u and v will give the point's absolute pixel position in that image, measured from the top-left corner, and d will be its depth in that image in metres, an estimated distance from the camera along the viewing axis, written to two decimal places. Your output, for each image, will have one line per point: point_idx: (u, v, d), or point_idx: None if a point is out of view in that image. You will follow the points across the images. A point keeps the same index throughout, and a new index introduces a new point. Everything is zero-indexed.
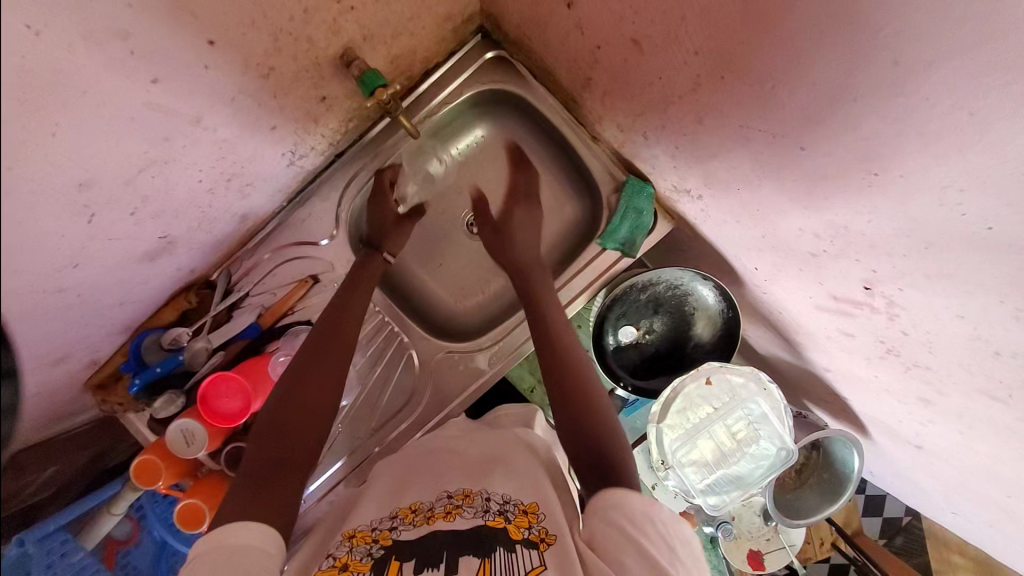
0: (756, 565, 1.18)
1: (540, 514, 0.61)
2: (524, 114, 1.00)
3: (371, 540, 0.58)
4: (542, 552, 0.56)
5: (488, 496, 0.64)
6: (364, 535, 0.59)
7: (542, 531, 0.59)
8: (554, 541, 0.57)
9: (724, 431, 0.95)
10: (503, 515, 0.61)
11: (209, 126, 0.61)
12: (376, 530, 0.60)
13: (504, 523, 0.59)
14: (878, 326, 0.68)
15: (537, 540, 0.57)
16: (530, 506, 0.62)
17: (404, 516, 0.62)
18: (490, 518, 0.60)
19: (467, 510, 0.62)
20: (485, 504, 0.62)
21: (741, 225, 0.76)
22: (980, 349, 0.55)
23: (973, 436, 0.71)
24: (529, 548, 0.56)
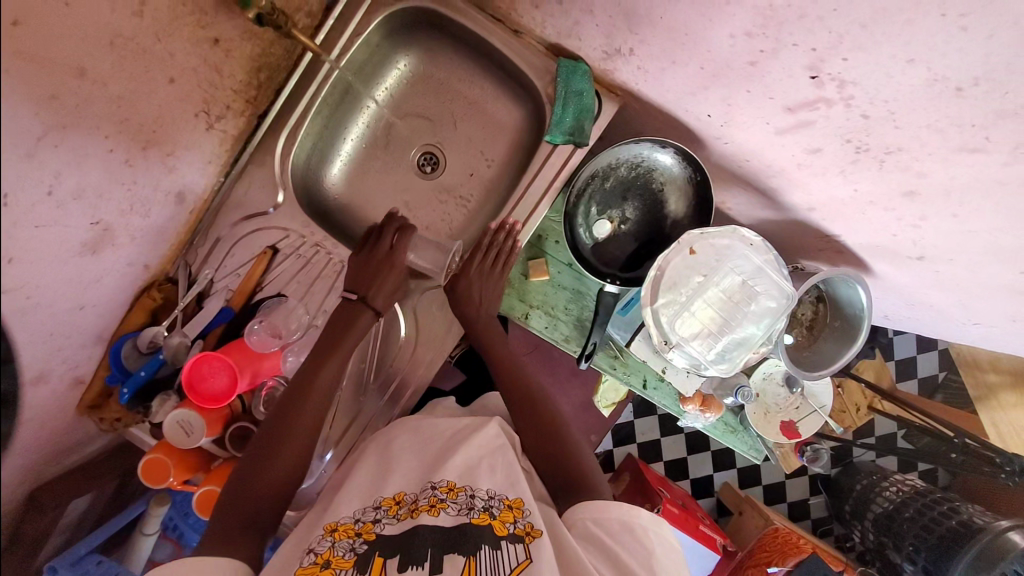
0: (791, 435, 1.16)
1: (525, 509, 0.69)
2: (443, 31, 0.95)
3: (353, 534, 0.68)
4: (526, 546, 0.64)
5: (472, 493, 0.72)
6: (346, 528, 0.68)
7: (525, 525, 0.67)
8: (538, 534, 0.65)
9: (722, 298, 0.91)
10: (487, 511, 0.69)
11: (96, 79, 0.58)
12: (359, 522, 0.70)
13: (489, 519, 0.68)
14: (840, 121, 0.64)
15: (520, 534, 0.66)
16: (514, 502, 0.71)
17: (388, 507, 0.72)
18: (474, 514, 0.68)
19: (450, 506, 0.70)
20: (469, 501, 0.70)
21: (679, 65, 0.72)
22: (941, 90, 0.52)
23: (967, 213, 0.67)
24: (513, 543, 0.65)
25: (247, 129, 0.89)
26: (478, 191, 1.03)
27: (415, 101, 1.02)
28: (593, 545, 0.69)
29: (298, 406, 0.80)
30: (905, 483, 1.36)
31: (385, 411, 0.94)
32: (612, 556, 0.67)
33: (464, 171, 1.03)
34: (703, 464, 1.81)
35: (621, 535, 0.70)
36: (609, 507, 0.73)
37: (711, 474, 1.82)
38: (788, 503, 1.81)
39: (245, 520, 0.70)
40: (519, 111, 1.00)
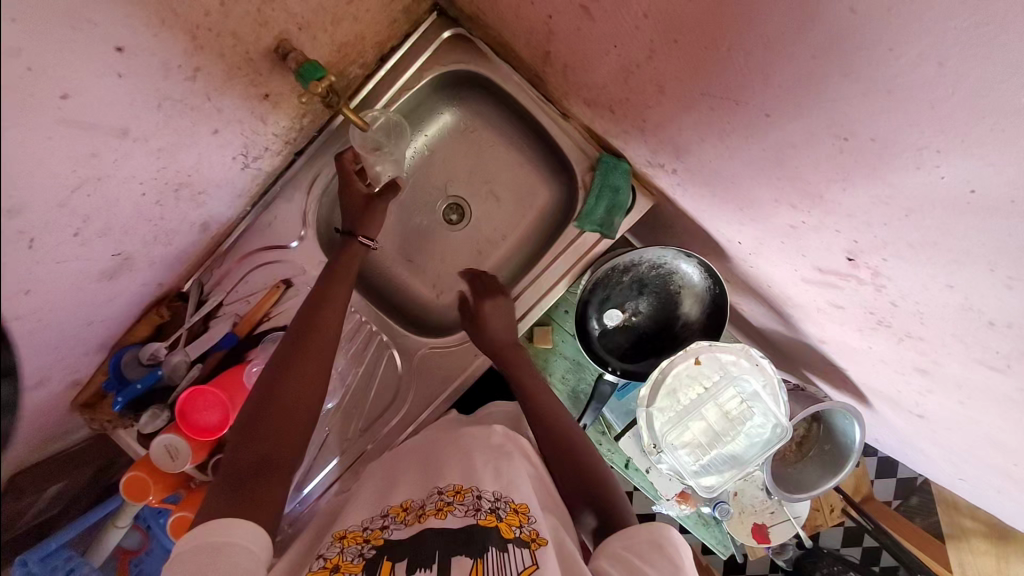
0: (760, 539, 1.17)
1: (531, 514, 0.66)
2: (494, 97, 0.94)
3: (362, 540, 0.64)
4: (532, 551, 0.60)
5: (479, 493, 0.68)
6: (354, 536, 0.65)
7: (531, 532, 0.63)
8: (544, 542, 0.62)
9: (718, 412, 0.92)
10: (495, 512, 0.65)
11: (139, 137, 0.57)
12: (366, 530, 0.66)
13: (496, 521, 0.63)
14: (867, 297, 0.64)
15: (527, 539, 0.62)
16: (521, 507, 0.67)
17: (396, 514, 0.68)
18: (481, 516, 0.64)
19: (457, 508, 0.66)
20: (476, 502, 0.66)
21: (719, 199, 0.71)
22: (974, 318, 0.51)
23: (974, 406, 0.67)
24: (520, 547, 0.60)
25: (281, 164, 0.89)
26: (497, 254, 1.03)
27: (451, 155, 1.01)
28: (620, 563, 0.62)
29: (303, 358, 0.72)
30: None
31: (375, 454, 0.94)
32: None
33: (487, 232, 1.03)
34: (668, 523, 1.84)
35: (652, 556, 0.62)
36: (638, 529, 0.65)
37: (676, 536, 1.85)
38: None
39: (256, 469, 0.62)
40: (552, 186, 0.99)
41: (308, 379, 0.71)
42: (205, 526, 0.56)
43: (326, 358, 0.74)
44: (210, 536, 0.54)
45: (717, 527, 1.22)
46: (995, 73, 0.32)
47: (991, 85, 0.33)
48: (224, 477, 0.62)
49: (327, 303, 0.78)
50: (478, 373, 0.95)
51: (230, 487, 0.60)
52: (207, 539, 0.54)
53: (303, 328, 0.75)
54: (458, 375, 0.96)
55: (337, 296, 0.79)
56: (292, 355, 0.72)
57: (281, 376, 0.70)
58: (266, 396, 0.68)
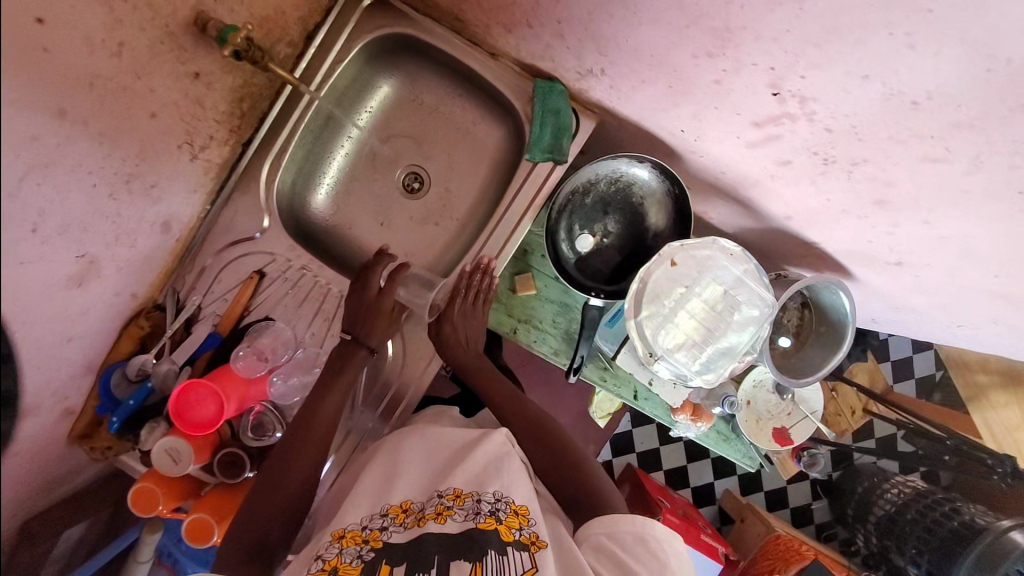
0: (784, 442, 1.16)
1: (530, 517, 0.71)
2: (425, 56, 0.97)
3: (361, 540, 0.69)
4: (531, 554, 0.66)
5: (479, 497, 0.72)
6: (353, 535, 0.70)
7: (530, 534, 0.68)
8: (544, 545, 0.68)
9: (705, 307, 0.92)
10: (494, 514, 0.70)
11: (77, 119, 0.59)
12: (366, 529, 0.71)
13: (495, 523, 0.69)
14: (805, 134, 0.66)
15: (526, 542, 0.67)
16: (520, 509, 0.71)
17: (396, 514, 0.72)
18: (480, 519, 0.69)
19: (457, 512, 0.70)
20: (475, 506, 0.71)
21: (648, 83, 0.74)
22: (898, 104, 0.53)
23: (937, 220, 0.68)
24: (519, 550, 0.66)
25: (233, 156, 0.91)
26: (461, 209, 1.05)
27: (397, 124, 1.04)
28: (606, 558, 0.70)
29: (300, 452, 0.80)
30: (906, 485, 1.34)
31: (383, 420, 0.94)
32: (622, 566, 0.69)
33: (448, 189, 1.05)
34: (702, 471, 1.81)
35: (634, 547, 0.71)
36: (621, 519, 0.73)
37: (712, 482, 1.82)
38: (790, 508, 1.80)
39: (248, 557, 0.72)
40: (500, 131, 1.02)
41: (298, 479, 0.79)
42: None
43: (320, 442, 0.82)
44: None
45: (739, 441, 1.21)
46: None
47: None
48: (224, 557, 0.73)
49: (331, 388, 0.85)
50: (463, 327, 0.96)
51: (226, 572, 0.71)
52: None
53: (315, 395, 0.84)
54: None
55: (337, 383, 0.85)
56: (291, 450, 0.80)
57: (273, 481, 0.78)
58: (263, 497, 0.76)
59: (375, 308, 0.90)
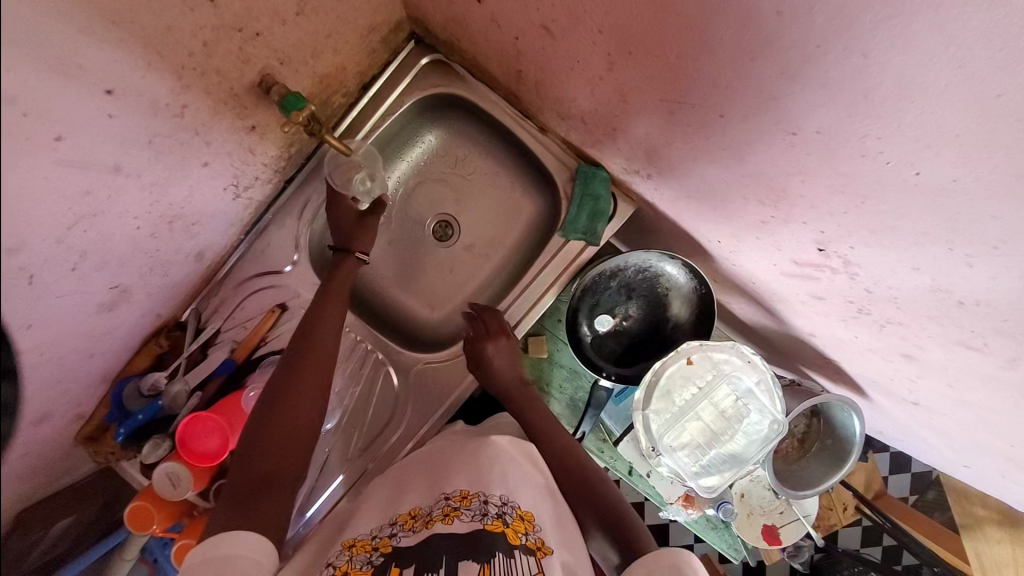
0: (771, 540, 1.16)
1: (536, 523, 0.69)
2: (474, 117, 0.98)
3: (371, 549, 0.66)
4: (538, 559, 0.63)
5: (485, 499, 0.70)
6: (363, 544, 0.67)
7: (537, 540, 0.66)
8: (550, 552, 0.65)
9: (714, 411, 0.92)
10: (501, 517, 0.67)
11: (131, 173, 0.60)
12: (375, 538, 0.68)
13: (502, 526, 0.66)
14: (842, 286, 0.65)
15: (532, 547, 0.65)
16: (526, 514, 0.70)
17: (403, 522, 0.69)
18: (488, 520, 0.66)
19: (464, 513, 0.67)
20: (483, 507, 0.68)
21: (693, 200, 0.73)
22: (944, 298, 0.52)
23: (962, 388, 0.68)
24: (526, 553, 0.63)
25: (272, 192, 0.92)
26: (487, 267, 1.05)
27: (437, 174, 1.04)
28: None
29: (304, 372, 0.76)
30: None
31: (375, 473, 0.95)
32: None
33: (476, 246, 1.05)
34: (684, 533, 1.82)
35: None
36: (659, 553, 0.67)
37: (691, 545, 1.82)
38: None
39: (260, 485, 0.66)
40: (536, 198, 1.02)
41: (302, 404, 0.73)
42: (212, 539, 0.58)
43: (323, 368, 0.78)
44: (217, 551, 0.57)
45: (727, 531, 1.20)
46: (914, 58, 0.34)
47: (918, 67, 0.34)
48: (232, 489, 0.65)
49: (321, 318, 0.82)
50: (472, 385, 0.97)
51: (232, 502, 0.63)
52: (215, 552, 0.57)
53: (299, 353, 0.77)
54: (453, 388, 0.97)
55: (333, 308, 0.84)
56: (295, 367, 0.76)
57: (275, 405, 0.72)
58: (263, 420, 0.71)
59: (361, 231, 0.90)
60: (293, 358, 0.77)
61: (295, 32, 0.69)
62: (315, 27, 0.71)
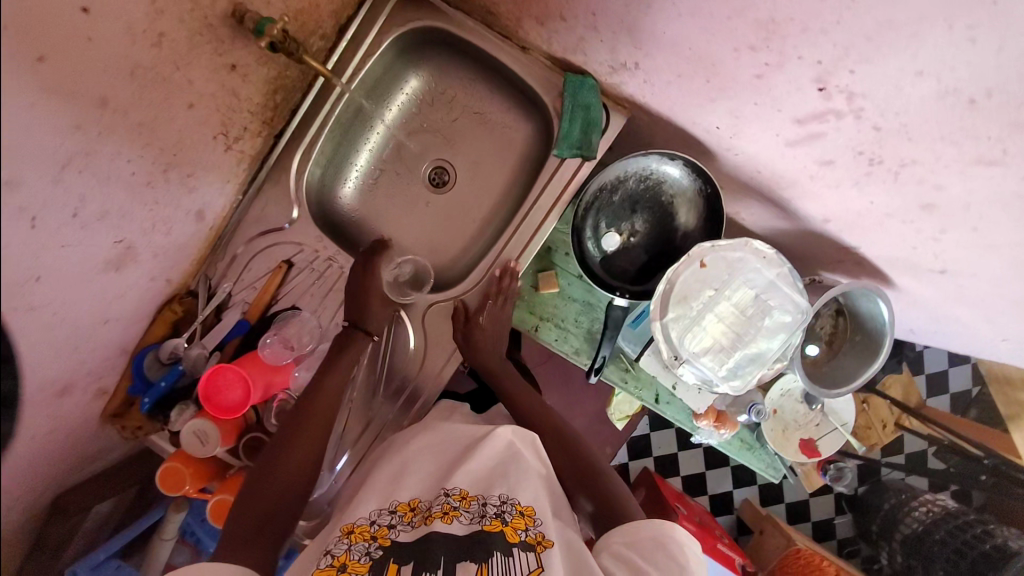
0: (811, 453, 1.13)
1: (536, 517, 0.70)
2: (455, 49, 0.97)
3: (369, 537, 0.68)
4: (538, 554, 0.65)
5: (485, 500, 0.71)
6: (362, 530, 0.69)
7: (537, 534, 0.68)
8: (550, 544, 0.67)
9: (734, 312, 0.90)
10: (500, 516, 0.69)
11: (118, 108, 0.61)
12: (374, 525, 0.70)
13: (502, 525, 0.68)
14: (850, 133, 0.63)
15: (532, 542, 0.66)
16: (526, 509, 0.70)
17: (403, 513, 0.72)
18: (487, 521, 0.68)
19: (463, 514, 0.70)
20: (481, 508, 0.70)
21: (685, 78, 0.71)
22: (954, 102, 0.51)
23: (989, 229, 0.65)
24: (525, 551, 0.65)
25: (264, 148, 0.92)
26: (487, 204, 1.05)
27: (426, 117, 1.04)
28: (625, 563, 0.69)
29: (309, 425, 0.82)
30: (935, 504, 1.29)
31: (398, 416, 0.95)
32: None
33: (473, 185, 1.05)
34: (722, 480, 1.78)
35: (654, 552, 0.69)
36: (640, 526, 0.72)
37: (731, 490, 1.79)
38: (812, 522, 1.75)
39: (257, 527, 0.71)
40: (528, 126, 1.01)
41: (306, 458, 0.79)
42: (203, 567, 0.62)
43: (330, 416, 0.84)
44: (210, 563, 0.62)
45: (763, 450, 1.18)
46: None
47: None
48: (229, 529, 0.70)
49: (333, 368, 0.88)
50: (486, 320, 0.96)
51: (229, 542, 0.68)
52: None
53: (307, 402, 0.84)
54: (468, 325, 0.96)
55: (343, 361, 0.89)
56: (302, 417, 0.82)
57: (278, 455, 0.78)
58: (269, 467, 0.77)
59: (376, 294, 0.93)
60: (300, 407, 0.83)
61: None
62: None
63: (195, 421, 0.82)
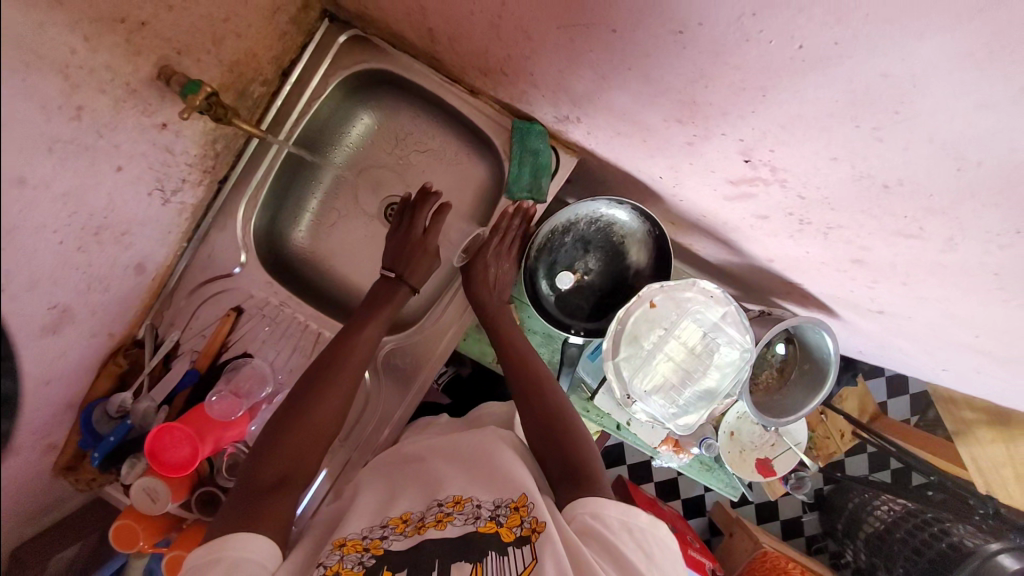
0: (767, 472, 1.17)
1: (530, 506, 0.69)
2: (403, 91, 0.96)
3: (362, 549, 0.67)
4: (532, 545, 0.64)
5: (478, 502, 0.72)
6: (354, 543, 0.68)
7: (531, 523, 0.67)
8: (543, 528, 0.66)
9: (683, 350, 0.93)
10: (495, 519, 0.69)
11: (40, 186, 0.58)
12: (366, 537, 0.69)
13: (495, 527, 0.68)
14: (778, 198, 0.64)
15: (527, 534, 0.66)
16: (520, 501, 0.70)
17: (396, 525, 0.71)
18: (480, 524, 0.69)
19: (457, 517, 0.70)
20: (475, 510, 0.70)
21: (621, 135, 0.72)
22: (869, 184, 0.52)
23: (915, 284, 0.67)
24: (520, 546, 0.65)
25: (208, 195, 0.90)
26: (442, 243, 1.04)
27: (375, 155, 1.02)
28: (595, 540, 0.67)
29: (336, 383, 0.80)
30: (895, 503, 1.34)
31: (398, 401, 0.96)
32: (609, 550, 0.66)
33: None
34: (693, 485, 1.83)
35: (621, 534, 0.68)
36: (607, 503, 0.71)
37: (702, 493, 1.86)
38: (779, 521, 1.82)
39: (276, 486, 0.70)
40: (480, 165, 1.01)
41: (329, 417, 0.78)
42: (218, 541, 0.63)
43: (354, 375, 0.82)
44: (221, 552, 0.62)
45: (722, 470, 1.21)
46: None
47: None
48: (244, 490, 0.70)
49: (360, 333, 0.86)
50: (454, 343, 0.99)
51: (244, 502, 0.68)
52: (220, 551, 0.61)
53: (334, 357, 0.83)
54: (430, 356, 0.98)
55: (372, 324, 0.87)
56: (327, 377, 0.81)
57: (296, 419, 0.76)
58: (290, 426, 0.76)
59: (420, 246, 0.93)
60: (328, 361, 0.82)
61: (187, 18, 0.68)
62: (208, 11, 0.70)
63: (141, 480, 0.81)
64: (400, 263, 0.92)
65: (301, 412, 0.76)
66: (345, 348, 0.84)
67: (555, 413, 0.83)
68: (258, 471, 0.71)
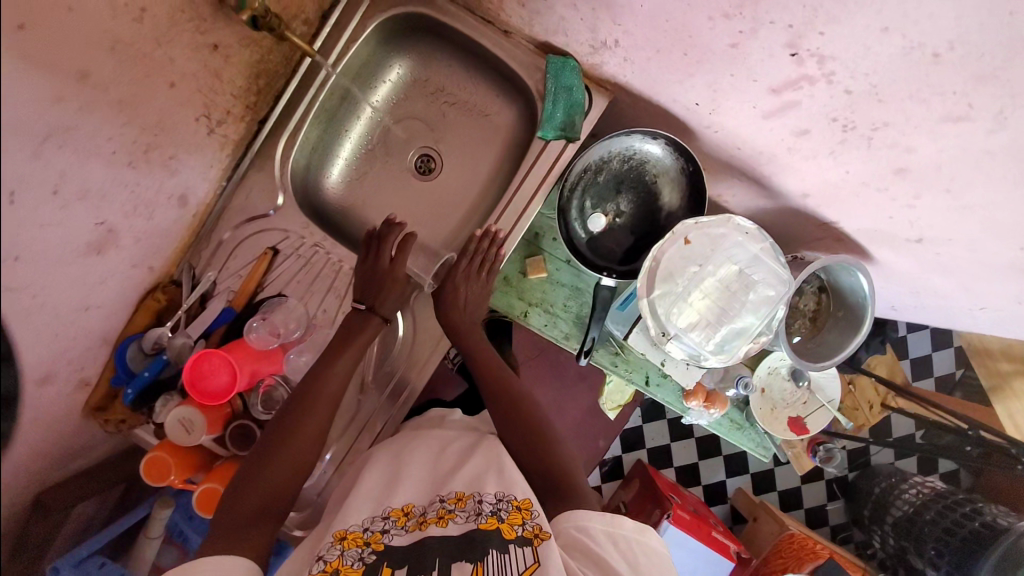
0: (798, 430, 1.14)
1: (533, 509, 0.68)
2: (437, 35, 0.99)
3: (362, 543, 0.66)
4: (534, 548, 0.63)
5: (480, 498, 0.70)
6: (354, 537, 0.66)
7: (533, 527, 0.66)
8: (548, 536, 0.65)
9: (718, 287, 0.91)
10: (496, 514, 0.68)
11: (99, 84, 0.60)
12: (367, 530, 0.68)
13: (497, 523, 0.66)
14: (824, 99, 0.66)
15: (529, 536, 0.65)
16: (523, 503, 0.69)
17: (397, 517, 0.70)
18: (481, 520, 0.67)
19: (459, 514, 0.69)
20: (477, 506, 0.69)
21: (663, 53, 0.75)
22: (919, 57, 0.55)
23: (960, 189, 0.67)
24: (522, 546, 0.64)
25: (248, 134, 0.92)
26: (472, 189, 1.05)
27: (409, 103, 1.05)
28: (579, 550, 0.66)
29: (313, 413, 0.80)
30: (924, 486, 1.31)
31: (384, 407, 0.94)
32: (596, 560, 0.65)
33: (458, 170, 1.05)
34: (715, 469, 1.75)
35: (606, 545, 0.67)
36: (593, 514, 0.70)
37: (723, 480, 1.76)
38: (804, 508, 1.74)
39: (254, 518, 0.70)
40: (512, 109, 1.02)
41: (307, 444, 0.78)
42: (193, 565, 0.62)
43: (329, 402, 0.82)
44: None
45: (752, 429, 1.19)
46: None
47: None
48: (224, 520, 0.69)
49: (336, 358, 0.85)
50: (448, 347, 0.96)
51: (222, 531, 0.68)
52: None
53: (305, 387, 0.82)
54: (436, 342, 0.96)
55: (351, 346, 0.86)
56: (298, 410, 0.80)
57: (273, 449, 0.76)
58: (267, 455, 0.75)
59: (389, 277, 0.90)
60: (300, 389, 0.81)
61: None
62: None
63: (177, 410, 0.80)
64: (368, 294, 0.89)
65: (284, 435, 0.77)
66: (317, 379, 0.82)
67: (534, 429, 0.84)
68: (234, 503, 0.71)
